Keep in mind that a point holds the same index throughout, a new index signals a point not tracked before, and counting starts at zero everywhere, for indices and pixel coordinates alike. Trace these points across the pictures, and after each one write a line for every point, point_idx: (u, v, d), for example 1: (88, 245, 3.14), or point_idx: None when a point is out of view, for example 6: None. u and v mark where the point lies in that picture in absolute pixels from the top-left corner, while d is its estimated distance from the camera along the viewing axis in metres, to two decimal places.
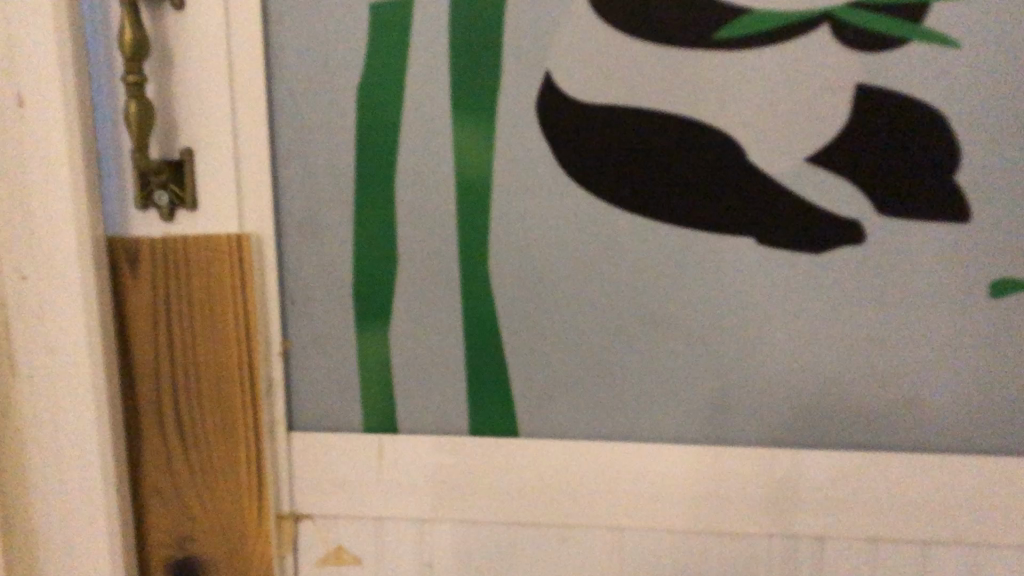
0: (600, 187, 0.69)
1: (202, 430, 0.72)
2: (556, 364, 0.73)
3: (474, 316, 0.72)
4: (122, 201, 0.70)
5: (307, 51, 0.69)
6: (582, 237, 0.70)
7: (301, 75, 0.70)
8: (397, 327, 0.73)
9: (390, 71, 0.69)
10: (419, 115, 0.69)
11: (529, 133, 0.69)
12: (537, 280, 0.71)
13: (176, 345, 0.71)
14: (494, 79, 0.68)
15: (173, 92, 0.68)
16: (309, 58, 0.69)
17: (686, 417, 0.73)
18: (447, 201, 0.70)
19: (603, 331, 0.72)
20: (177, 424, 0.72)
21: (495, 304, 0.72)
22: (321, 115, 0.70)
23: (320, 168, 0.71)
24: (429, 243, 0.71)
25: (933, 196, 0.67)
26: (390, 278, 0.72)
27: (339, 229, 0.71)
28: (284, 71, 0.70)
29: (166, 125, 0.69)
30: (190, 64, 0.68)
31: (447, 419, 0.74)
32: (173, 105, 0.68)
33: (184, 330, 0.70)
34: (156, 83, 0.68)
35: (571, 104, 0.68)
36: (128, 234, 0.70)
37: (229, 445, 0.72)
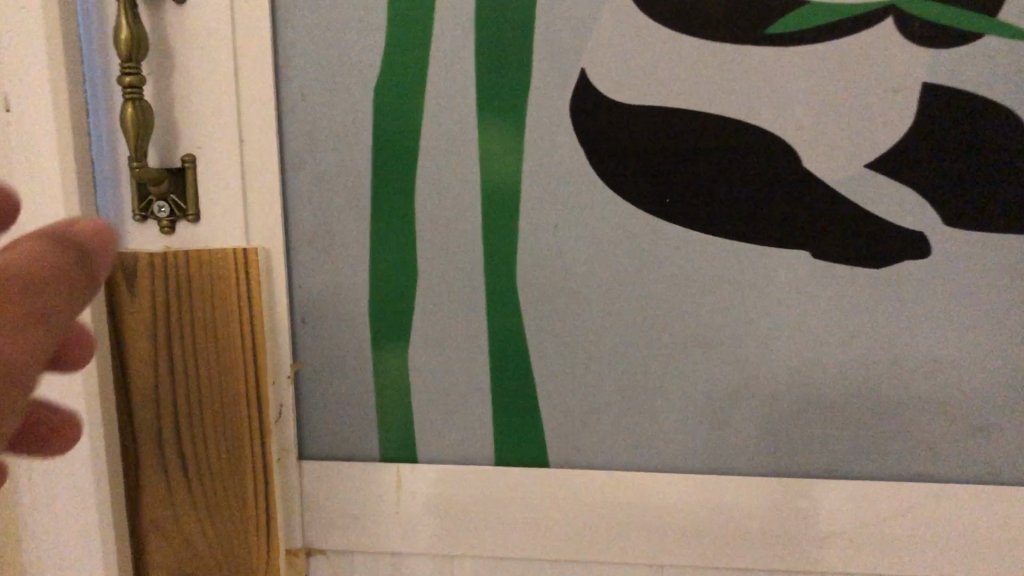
0: (639, 196, 0.63)
1: (205, 461, 0.66)
2: (589, 388, 0.67)
3: (500, 336, 0.66)
4: (120, 212, 0.64)
5: (320, 48, 0.63)
6: (618, 250, 0.64)
7: (314, 76, 0.64)
8: (416, 348, 0.67)
9: (411, 72, 0.63)
10: (442, 118, 0.63)
11: (561, 138, 0.63)
12: (569, 297, 0.65)
13: (177, 367, 0.64)
14: (523, 79, 0.62)
15: (174, 94, 0.63)
16: (322, 57, 0.64)
17: (730, 446, 0.67)
18: (471, 211, 0.64)
19: (640, 352, 0.66)
20: (179, 455, 0.66)
21: (522, 324, 0.66)
22: (336, 119, 0.64)
23: (333, 176, 0.65)
24: (452, 257, 0.65)
25: (992, 194, 0.61)
26: (409, 295, 0.66)
27: (354, 242, 0.66)
28: (294, 71, 0.64)
29: (166, 130, 0.63)
30: (193, 63, 0.62)
31: (470, 446, 0.68)
32: (174, 108, 0.63)
33: (185, 352, 0.64)
34: (155, 86, 0.63)
35: (608, 105, 0.62)
36: (127, 248, 0.65)
37: (235, 478, 0.66)
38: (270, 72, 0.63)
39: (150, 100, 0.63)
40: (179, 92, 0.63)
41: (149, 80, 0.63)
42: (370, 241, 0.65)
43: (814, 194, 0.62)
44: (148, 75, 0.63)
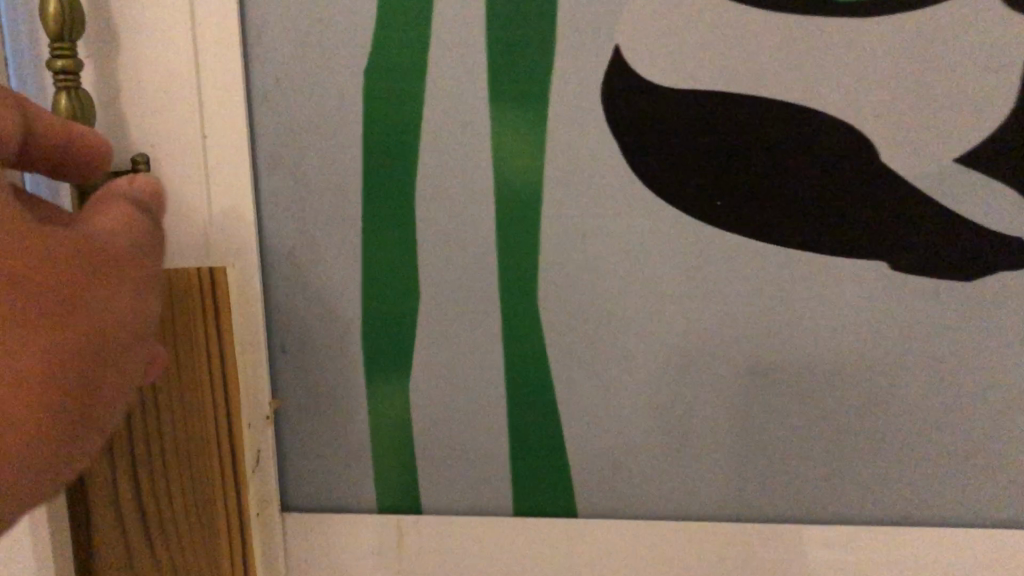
0: (685, 198, 0.53)
1: (172, 524, 0.54)
2: (624, 424, 0.57)
3: (517, 365, 0.56)
4: None
5: (297, 22, 0.52)
6: (658, 262, 0.54)
7: (289, 58, 0.53)
8: (418, 380, 0.57)
9: (408, 52, 0.52)
10: (446, 107, 0.53)
11: (592, 130, 0.52)
12: (601, 319, 0.55)
13: (133, 415, 0.53)
14: (544, 60, 0.51)
15: (121, 82, 0.52)
16: (300, 35, 0.52)
17: (791, 489, 0.57)
18: (483, 219, 0.54)
19: (685, 382, 0.56)
20: (140, 518, 0.54)
21: (544, 350, 0.56)
22: (317, 110, 0.53)
23: (315, 177, 0.54)
24: (460, 273, 0.55)
25: None
26: (410, 318, 0.56)
27: (342, 257, 0.55)
28: (267, 52, 0.53)
29: (111, 126, 0.52)
30: (144, 43, 0.51)
31: (483, 494, 0.58)
32: (122, 99, 0.52)
33: (143, 396, 0.52)
34: (95, 72, 0.52)
35: (649, 89, 0.52)
36: None
37: (207, 543, 0.54)
38: (237, 54, 0.52)
39: (91, 89, 0.52)
40: (127, 80, 0.52)
41: (88, 64, 0.51)
42: (362, 255, 0.55)
43: (892, 193, 0.52)
44: (85, 59, 0.51)
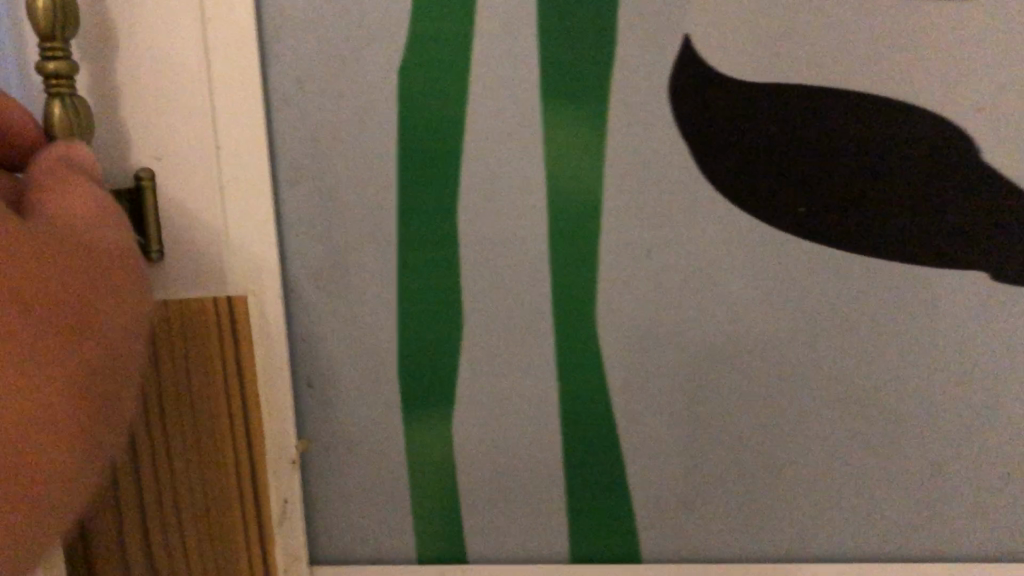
0: (762, 204, 0.47)
1: None
2: (693, 459, 0.51)
3: (574, 397, 0.50)
4: None
5: (322, 14, 0.46)
6: (732, 278, 0.48)
7: (313, 57, 0.46)
8: (464, 417, 0.50)
9: (449, 48, 0.46)
10: (493, 108, 0.46)
11: (659, 133, 0.47)
12: (668, 343, 0.49)
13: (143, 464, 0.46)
14: (605, 54, 0.46)
15: (120, 85, 0.45)
16: (324, 30, 0.46)
17: (878, 526, 0.51)
18: (535, 234, 0.48)
19: (762, 410, 0.50)
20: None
21: (605, 379, 0.50)
22: (346, 116, 0.47)
23: (345, 190, 0.48)
24: (510, 294, 0.49)
25: None
26: (454, 346, 0.49)
27: (376, 280, 0.49)
28: (287, 49, 0.46)
29: (111, 137, 0.45)
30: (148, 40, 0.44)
31: (537, 540, 0.52)
32: (122, 106, 0.45)
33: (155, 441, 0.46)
34: (90, 74, 0.44)
35: (723, 82, 0.46)
36: None
37: None
38: (255, 53, 0.45)
39: (86, 93, 0.45)
40: (126, 83, 0.45)
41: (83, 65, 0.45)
42: (399, 277, 0.49)
43: (995, 196, 0.46)
44: (79, 59, 0.44)
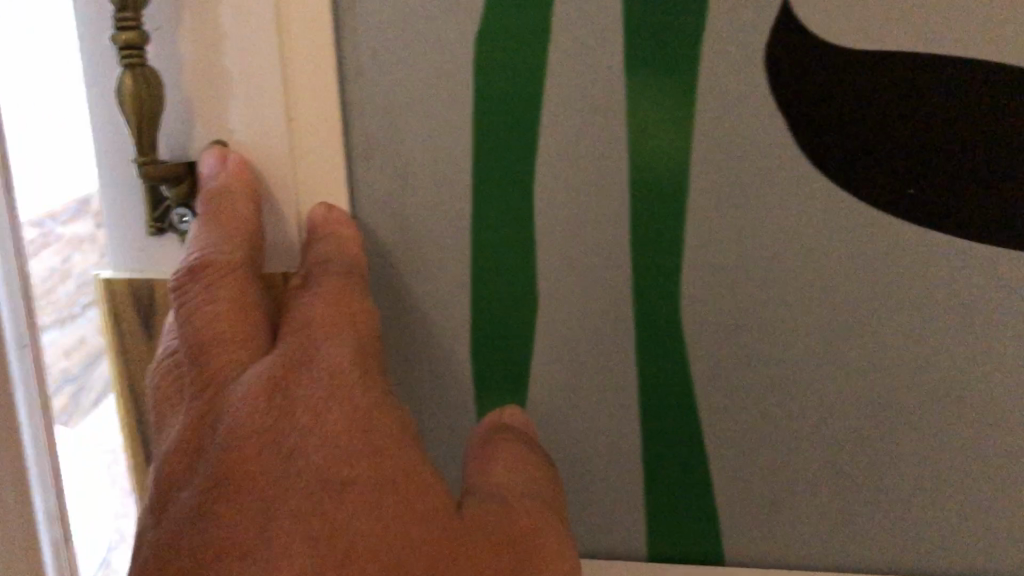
0: (868, 185, 0.43)
1: None
2: (776, 455, 0.47)
3: (651, 388, 0.47)
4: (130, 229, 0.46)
5: None
6: (835, 266, 0.44)
7: (386, 29, 0.43)
8: (534, 405, 0.48)
9: (530, 17, 0.43)
10: (572, 81, 0.43)
11: (751, 105, 0.43)
12: (754, 331, 0.46)
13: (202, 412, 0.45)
14: (699, 16, 0.42)
15: (190, 63, 0.42)
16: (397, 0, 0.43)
17: (976, 539, 0.47)
18: (616, 215, 0.45)
19: (855, 408, 0.46)
20: None
21: (684, 369, 0.47)
22: (418, 94, 0.44)
23: (417, 170, 0.45)
24: (587, 280, 0.46)
25: None
26: (527, 333, 0.47)
27: (448, 263, 0.47)
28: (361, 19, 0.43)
29: (179, 118, 0.43)
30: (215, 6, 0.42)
31: (612, 536, 0.50)
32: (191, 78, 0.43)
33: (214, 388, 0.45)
34: (161, 50, 0.42)
35: (829, 49, 0.41)
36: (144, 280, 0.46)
37: None
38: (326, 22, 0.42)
39: (155, 68, 0.43)
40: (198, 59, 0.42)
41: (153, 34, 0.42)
42: (471, 260, 0.46)
43: None
44: (151, 33, 0.42)
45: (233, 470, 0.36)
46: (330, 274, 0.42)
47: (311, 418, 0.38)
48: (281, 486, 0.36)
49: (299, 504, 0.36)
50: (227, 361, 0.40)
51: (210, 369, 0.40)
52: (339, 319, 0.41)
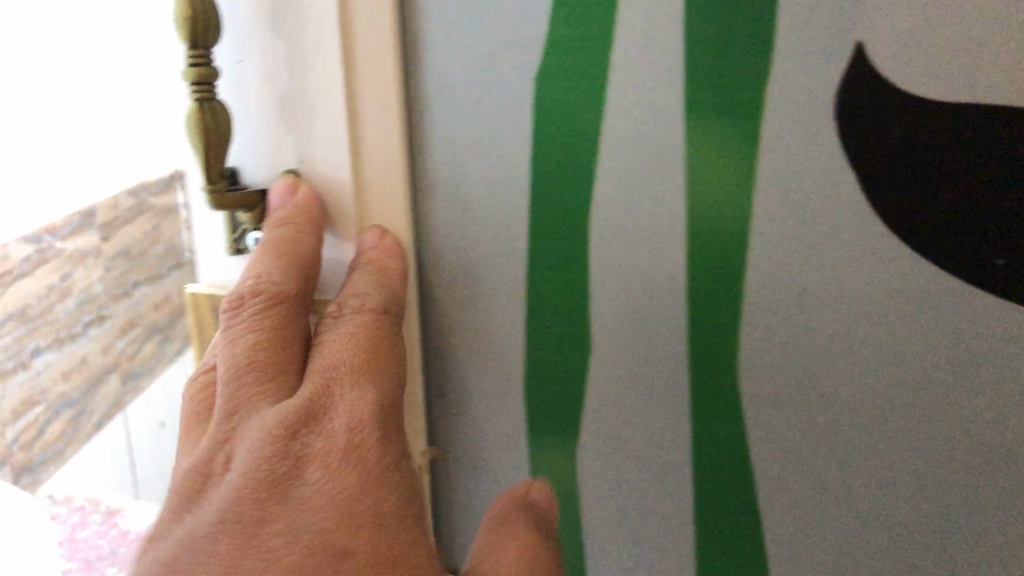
0: (941, 245, 0.40)
1: None
2: (835, 491, 0.46)
3: (705, 421, 0.47)
4: (211, 245, 0.46)
5: (461, 14, 0.42)
6: (902, 325, 0.42)
7: (452, 66, 0.43)
8: (585, 427, 0.48)
9: (593, 56, 0.42)
10: (631, 126, 0.43)
11: (828, 137, 0.40)
12: (819, 368, 0.44)
13: None
14: (766, 44, 0.40)
15: (258, 95, 0.41)
16: (461, 37, 0.42)
17: None
18: (672, 260, 0.45)
19: (924, 449, 0.44)
20: None
21: (742, 398, 0.46)
22: (480, 122, 0.43)
23: (478, 204, 0.45)
24: (641, 325, 0.46)
25: None
26: (580, 373, 0.47)
27: (504, 297, 0.46)
28: (431, 56, 0.43)
29: (247, 150, 0.43)
30: (272, 38, 0.40)
31: (662, 565, 0.51)
32: (250, 110, 0.42)
33: None
34: (229, 83, 0.41)
35: (906, 102, 0.39)
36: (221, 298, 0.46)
37: None
38: (392, 56, 0.41)
39: (224, 101, 0.42)
40: (259, 90, 0.41)
41: (221, 62, 0.41)
42: (527, 298, 0.46)
43: None
44: (221, 65, 0.41)
45: (244, 510, 0.36)
46: (366, 312, 0.41)
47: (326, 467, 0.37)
48: (280, 536, 0.36)
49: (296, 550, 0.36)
50: (255, 391, 0.39)
51: (237, 395, 0.39)
52: (366, 365, 0.40)
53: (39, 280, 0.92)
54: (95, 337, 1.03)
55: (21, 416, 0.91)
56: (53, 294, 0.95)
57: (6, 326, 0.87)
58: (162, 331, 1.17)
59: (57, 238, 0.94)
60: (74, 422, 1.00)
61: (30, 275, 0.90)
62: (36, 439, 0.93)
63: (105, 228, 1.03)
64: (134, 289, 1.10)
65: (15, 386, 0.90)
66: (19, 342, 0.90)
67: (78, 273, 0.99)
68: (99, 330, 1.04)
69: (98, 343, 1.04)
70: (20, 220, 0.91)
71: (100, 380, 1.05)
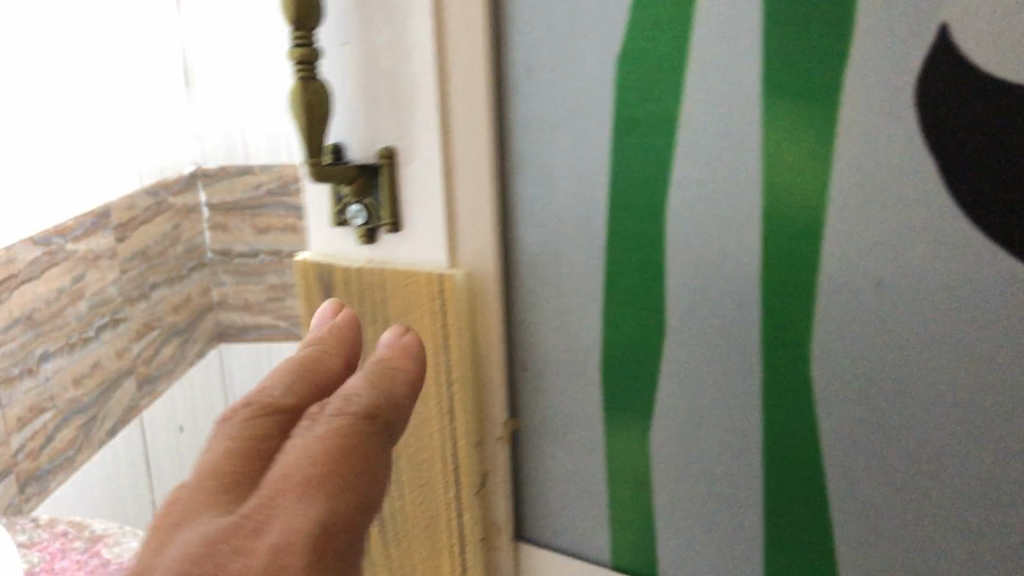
0: (1017, 233, 0.40)
1: (400, 497, 0.50)
2: (915, 501, 0.45)
3: (775, 411, 0.46)
4: (321, 214, 0.47)
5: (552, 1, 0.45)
6: (981, 317, 0.41)
7: (542, 47, 0.45)
8: (659, 412, 0.48)
9: (673, 41, 0.43)
10: (708, 113, 0.44)
11: (904, 120, 0.41)
12: (894, 359, 0.44)
13: None
14: (842, 27, 0.41)
15: (357, 76, 0.43)
16: (552, 22, 0.45)
17: None
18: (744, 247, 0.45)
19: (1008, 457, 0.42)
20: None
21: (815, 387, 0.46)
22: (568, 99, 0.46)
23: (563, 181, 0.47)
24: (713, 312, 0.46)
25: None
26: (653, 356, 0.48)
27: (586, 271, 0.48)
28: (524, 41, 0.46)
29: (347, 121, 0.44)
30: (375, 14, 0.42)
31: (727, 566, 0.50)
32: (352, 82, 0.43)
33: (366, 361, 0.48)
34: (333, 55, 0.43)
35: (990, 86, 0.39)
36: (326, 264, 0.47)
37: (432, 553, 0.50)
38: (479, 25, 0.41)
39: (327, 79, 0.44)
40: (360, 63, 0.42)
41: (331, 38, 0.43)
42: (605, 276, 0.47)
43: None
44: (326, 44, 0.43)
45: None
46: (345, 415, 0.30)
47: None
48: None
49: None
50: (206, 502, 0.28)
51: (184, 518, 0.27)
52: (322, 477, 0.28)
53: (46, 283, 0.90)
54: (110, 340, 1.01)
55: (29, 422, 0.89)
56: (64, 296, 0.93)
57: (10, 331, 0.86)
58: (182, 334, 1.15)
59: (67, 239, 0.93)
60: (85, 430, 0.98)
61: (39, 277, 0.89)
62: (44, 446, 0.91)
63: (118, 230, 1.02)
64: (150, 291, 1.08)
65: (22, 392, 0.88)
66: (25, 347, 0.88)
67: (91, 275, 0.98)
68: (114, 333, 1.02)
69: (113, 346, 1.02)
70: (39, 219, 0.89)
71: (117, 383, 1.03)
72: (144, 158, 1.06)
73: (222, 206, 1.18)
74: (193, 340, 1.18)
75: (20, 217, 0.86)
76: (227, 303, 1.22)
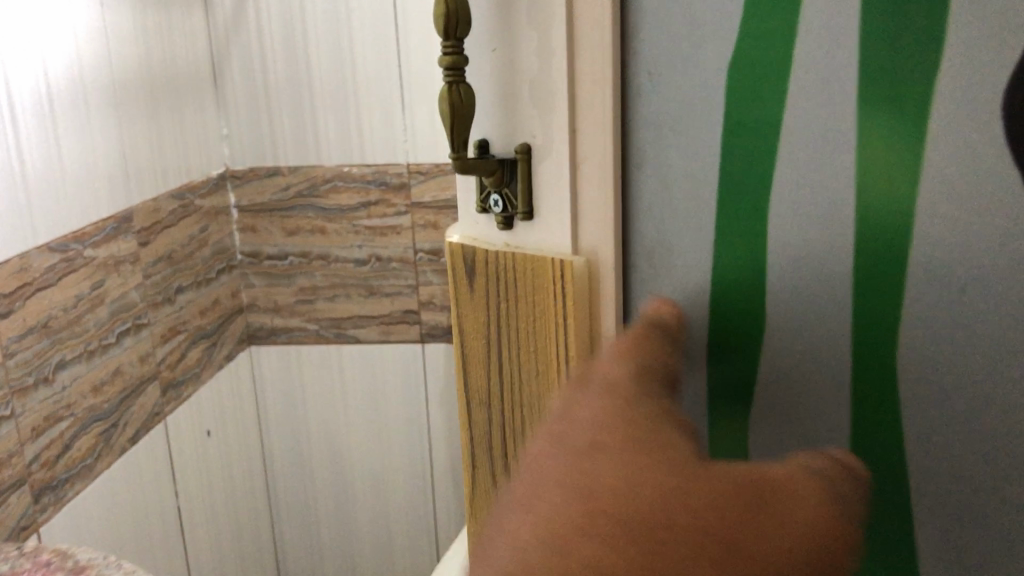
0: None
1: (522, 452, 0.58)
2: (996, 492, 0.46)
3: (868, 407, 0.48)
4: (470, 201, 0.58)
5: (669, 19, 0.49)
6: None
7: (661, 61, 0.50)
8: (759, 396, 0.52)
9: (779, 55, 0.46)
10: (810, 125, 0.47)
11: (990, 130, 0.42)
12: (983, 358, 0.45)
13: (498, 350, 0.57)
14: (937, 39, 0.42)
15: (502, 92, 0.53)
16: (671, 37, 0.49)
17: None
18: (842, 250, 0.47)
19: None
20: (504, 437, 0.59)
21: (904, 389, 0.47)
22: (684, 106, 0.50)
23: (678, 181, 0.51)
24: (812, 310, 0.49)
25: None
26: (753, 347, 0.51)
27: (695, 263, 0.52)
28: (645, 54, 0.50)
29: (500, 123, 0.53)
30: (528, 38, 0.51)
31: None
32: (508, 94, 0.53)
33: (499, 328, 0.57)
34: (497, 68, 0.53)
35: None
36: (474, 244, 0.57)
37: None
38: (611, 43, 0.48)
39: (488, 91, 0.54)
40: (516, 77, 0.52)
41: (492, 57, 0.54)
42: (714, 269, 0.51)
43: None
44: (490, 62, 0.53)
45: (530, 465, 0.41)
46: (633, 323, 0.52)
47: (660, 444, 0.41)
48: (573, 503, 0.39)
49: (672, 496, 0.38)
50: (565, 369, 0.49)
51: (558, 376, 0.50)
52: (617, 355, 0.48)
53: (63, 290, 0.88)
54: (132, 346, 1.00)
55: (43, 433, 0.86)
56: (81, 304, 0.91)
57: (26, 340, 0.84)
58: (210, 337, 1.16)
59: (86, 245, 0.91)
60: (104, 437, 0.96)
61: (55, 284, 0.87)
62: (60, 455, 0.89)
63: (140, 234, 1.00)
64: (176, 294, 1.08)
65: (36, 402, 0.85)
66: (40, 356, 0.86)
67: (112, 280, 0.96)
68: (137, 338, 1.00)
69: (134, 351, 1.00)
70: (55, 223, 0.88)
71: (138, 389, 1.01)
72: (169, 161, 1.06)
73: (251, 207, 1.18)
74: (221, 343, 1.18)
75: (37, 223, 0.85)
76: (256, 305, 1.23)
